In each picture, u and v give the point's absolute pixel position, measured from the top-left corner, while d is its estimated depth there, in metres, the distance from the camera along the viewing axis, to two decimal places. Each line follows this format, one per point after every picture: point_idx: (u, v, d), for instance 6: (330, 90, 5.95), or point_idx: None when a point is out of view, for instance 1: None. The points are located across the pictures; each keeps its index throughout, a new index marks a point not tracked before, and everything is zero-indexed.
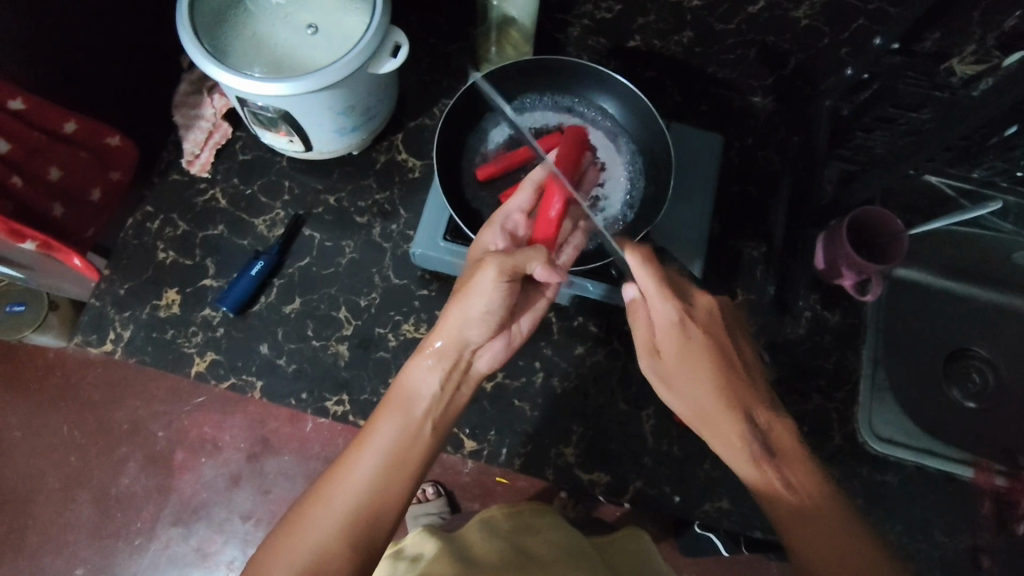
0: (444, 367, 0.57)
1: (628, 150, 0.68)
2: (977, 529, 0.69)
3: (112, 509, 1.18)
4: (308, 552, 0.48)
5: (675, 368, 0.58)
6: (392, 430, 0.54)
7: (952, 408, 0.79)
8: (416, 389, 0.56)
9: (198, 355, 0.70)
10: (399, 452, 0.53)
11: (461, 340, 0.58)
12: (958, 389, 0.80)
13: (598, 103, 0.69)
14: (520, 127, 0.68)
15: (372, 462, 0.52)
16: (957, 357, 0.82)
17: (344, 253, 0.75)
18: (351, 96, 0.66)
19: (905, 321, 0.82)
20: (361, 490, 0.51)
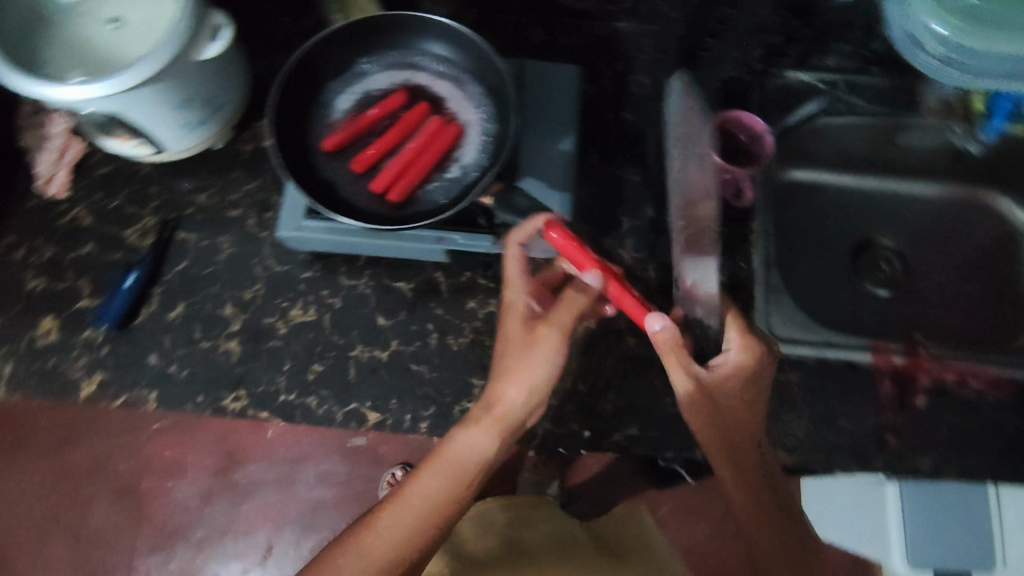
0: (499, 427, 0.59)
1: (478, 96, 0.67)
2: (880, 410, 0.70)
3: (83, 548, 1.20)
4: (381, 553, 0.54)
5: (711, 412, 0.62)
6: (439, 480, 0.57)
7: (861, 299, 0.80)
8: (471, 448, 0.58)
9: (86, 377, 0.69)
10: (447, 502, 0.56)
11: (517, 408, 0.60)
12: (869, 280, 0.81)
13: (439, 54, 0.67)
14: (366, 91, 0.67)
15: (404, 516, 0.55)
16: (865, 249, 0.83)
17: (222, 249, 0.73)
18: (182, 87, 0.64)
19: (803, 224, 0.83)
20: (419, 507, 0.56)
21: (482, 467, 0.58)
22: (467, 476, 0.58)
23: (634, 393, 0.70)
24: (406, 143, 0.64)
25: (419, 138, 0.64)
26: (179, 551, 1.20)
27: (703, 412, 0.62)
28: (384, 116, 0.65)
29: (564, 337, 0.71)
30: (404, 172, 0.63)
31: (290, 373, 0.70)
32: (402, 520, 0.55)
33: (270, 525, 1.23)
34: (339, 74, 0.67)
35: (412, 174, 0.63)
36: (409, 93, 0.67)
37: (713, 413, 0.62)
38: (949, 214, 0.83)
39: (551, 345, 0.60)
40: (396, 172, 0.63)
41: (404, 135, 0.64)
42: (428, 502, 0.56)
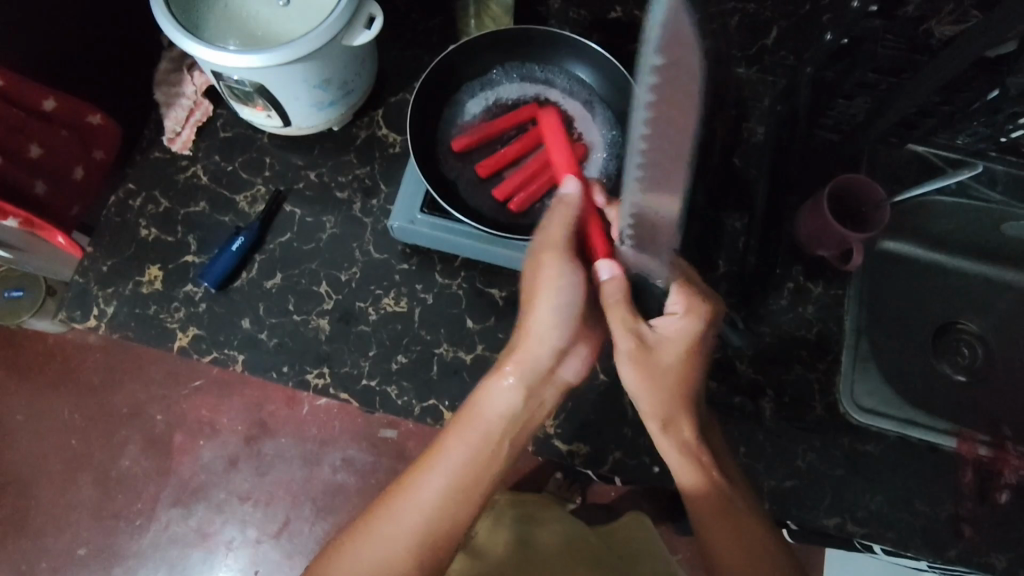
0: (524, 383, 0.55)
1: (606, 120, 0.68)
2: (958, 498, 0.68)
3: (113, 490, 1.23)
4: (401, 537, 0.52)
5: (654, 372, 0.57)
6: (464, 449, 0.54)
7: (939, 381, 0.79)
8: (492, 409, 0.55)
9: (181, 330, 0.71)
10: (473, 471, 0.54)
11: (544, 349, 0.55)
12: (948, 363, 0.80)
13: (575, 73, 0.69)
14: (497, 99, 0.69)
15: (436, 486, 0.53)
16: (949, 330, 0.82)
17: (325, 228, 0.75)
18: (326, 68, 0.66)
19: (893, 294, 0.82)
20: (440, 491, 0.53)
21: (506, 424, 0.55)
22: (495, 440, 0.55)
23: None
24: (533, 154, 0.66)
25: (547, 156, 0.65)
26: (202, 508, 1.22)
27: (649, 371, 0.57)
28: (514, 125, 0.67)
29: None
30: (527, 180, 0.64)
31: (374, 359, 0.70)
32: (435, 500, 0.53)
33: (290, 500, 1.23)
34: (474, 78, 0.69)
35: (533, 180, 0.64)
36: (540, 107, 0.68)
37: (652, 369, 0.57)
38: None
39: (556, 264, 0.55)
40: (519, 182, 0.64)
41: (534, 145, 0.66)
42: (449, 479, 0.53)
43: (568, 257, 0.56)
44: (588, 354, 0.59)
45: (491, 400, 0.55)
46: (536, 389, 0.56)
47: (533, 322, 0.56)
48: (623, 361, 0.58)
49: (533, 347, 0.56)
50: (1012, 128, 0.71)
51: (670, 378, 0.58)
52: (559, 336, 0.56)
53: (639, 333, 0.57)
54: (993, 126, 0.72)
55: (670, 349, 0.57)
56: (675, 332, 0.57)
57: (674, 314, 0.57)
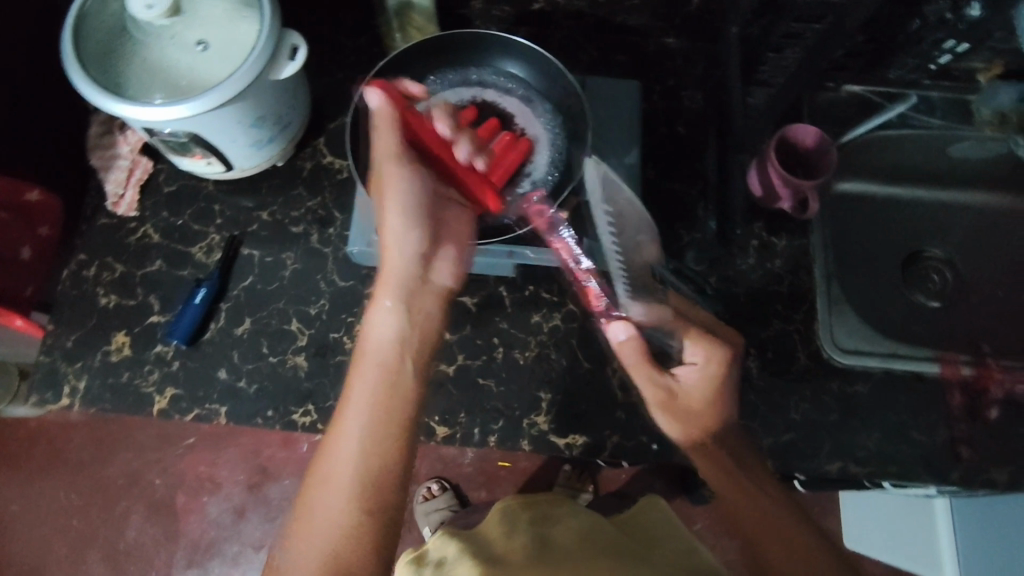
0: (402, 300, 0.58)
1: (545, 111, 0.69)
2: (951, 421, 0.69)
3: (123, 563, 1.21)
4: (340, 491, 0.51)
5: (683, 413, 0.59)
6: (368, 383, 0.55)
7: (915, 310, 0.80)
8: (380, 334, 0.57)
9: (158, 393, 0.69)
10: (382, 400, 0.54)
11: (405, 261, 0.59)
12: (921, 292, 0.81)
13: (508, 70, 0.69)
14: (436, 108, 0.69)
15: (354, 432, 0.53)
16: (916, 260, 0.83)
17: (287, 265, 0.74)
18: (258, 106, 0.65)
19: (857, 234, 0.83)
20: (359, 430, 0.53)
21: (397, 344, 0.57)
22: (388, 365, 0.56)
23: None
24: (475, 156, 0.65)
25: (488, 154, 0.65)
26: (217, 565, 1.20)
27: (680, 415, 0.59)
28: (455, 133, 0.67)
29: None
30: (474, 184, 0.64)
31: None
32: (354, 445, 0.53)
33: None
34: None
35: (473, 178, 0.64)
36: (478, 109, 0.68)
37: (681, 414, 0.59)
38: (997, 224, 0.83)
39: (391, 176, 0.58)
40: None
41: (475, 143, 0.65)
42: (364, 417, 0.54)
43: (402, 161, 0.58)
44: (460, 253, 0.62)
45: (378, 329, 0.57)
46: (412, 299, 0.59)
47: (388, 239, 0.59)
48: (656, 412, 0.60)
49: (395, 266, 0.59)
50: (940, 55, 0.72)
51: (702, 417, 0.59)
52: (413, 252, 0.60)
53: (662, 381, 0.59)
54: (921, 55, 0.74)
55: (694, 390, 0.58)
56: (693, 372, 0.58)
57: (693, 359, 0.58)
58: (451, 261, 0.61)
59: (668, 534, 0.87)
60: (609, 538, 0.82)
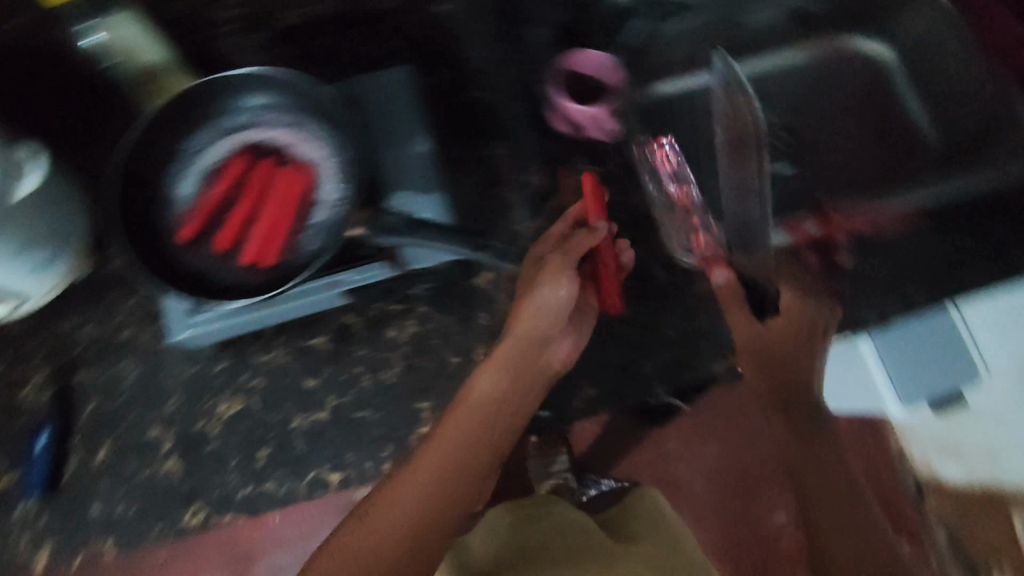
0: (525, 357, 0.61)
1: (319, 130, 0.63)
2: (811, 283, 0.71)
3: None
4: (398, 512, 0.53)
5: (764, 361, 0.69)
6: (468, 421, 0.58)
7: (766, 179, 0.80)
8: (492, 391, 0.60)
9: (36, 551, 0.66)
10: (471, 443, 0.57)
11: (540, 334, 0.62)
12: (767, 158, 0.81)
13: (263, 102, 0.63)
14: (203, 168, 0.63)
15: (452, 438, 0.57)
16: None
17: (124, 375, 0.69)
18: (14, 232, 0.59)
19: (686, 126, 0.82)
20: (450, 453, 0.56)
21: (497, 403, 0.59)
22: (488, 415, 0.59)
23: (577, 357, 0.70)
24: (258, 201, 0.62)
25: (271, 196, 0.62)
26: None
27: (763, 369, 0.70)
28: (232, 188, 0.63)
29: (493, 329, 0.69)
30: (265, 229, 0.61)
31: (238, 468, 0.68)
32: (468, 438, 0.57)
33: None
34: (168, 160, 0.62)
35: (263, 223, 0.61)
36: (248, 155, 0.63)
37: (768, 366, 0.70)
38: (823, 72, 0.85)
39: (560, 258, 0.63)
40: (263, 238, 0.61)
41: (256, 192, 0.62)
42: (455, 441, 0.56)
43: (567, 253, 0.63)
44: (570, 341, 0.65)
45: (501, 366, 0.60)
46: (519, 376, 0.61)
47: (523, 324, 0.62)
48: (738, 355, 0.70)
49: (510, 347, 0.61)
50: None
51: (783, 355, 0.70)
52: (574, 301, 0.62)
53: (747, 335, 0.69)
54: None
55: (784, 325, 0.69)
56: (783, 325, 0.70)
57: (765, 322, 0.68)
58: (569, 346, 0.65)
59: (666, 527, 0.85)
60: (604, 540, 0.78)
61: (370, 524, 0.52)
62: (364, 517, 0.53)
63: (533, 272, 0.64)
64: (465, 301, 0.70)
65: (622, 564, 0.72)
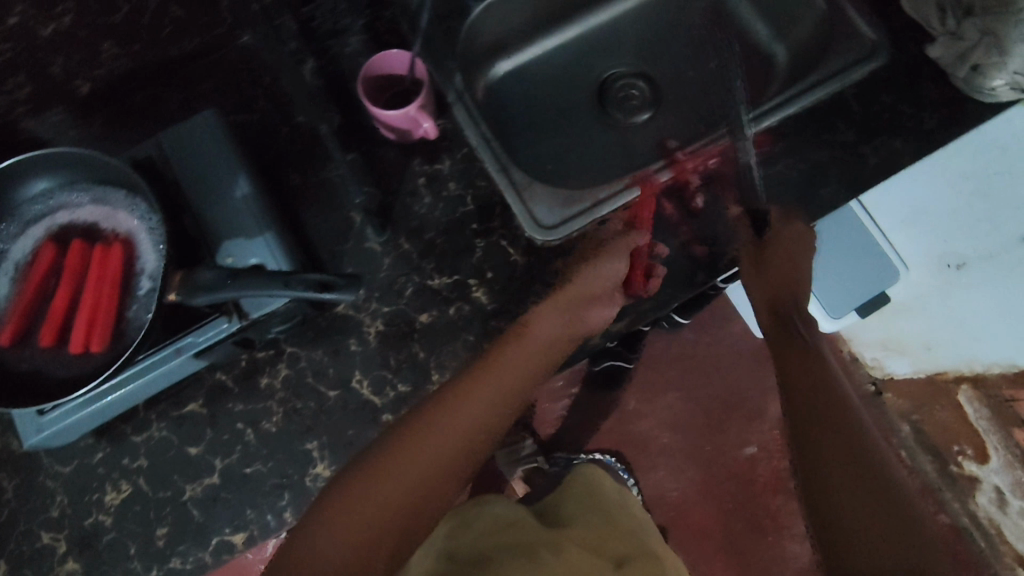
0: (571, 319, 0.65)
1: (124, 198, 0.61)
2: (673, 229, 0.70)
3: None
4: (452, 446, 0.52)
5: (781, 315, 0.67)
6: (512, 374, 0.60)
7: (625, 131, 0.85)
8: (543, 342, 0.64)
9: None
10: (505, 406, 0.58)
11: (587, 304, 0.65)
12: (624, 112, 0.85)
13: (62, 184, 0.61)
14: (15, 266, 0.61)
15: (493, 396, 0.57)
16: (604, 87, 0.87)
17: (4, 487, 0.67)
18: None
19: (540, 99, 0.86)
20: (492, 411, 0.57)
21: (535, 365, 0.63)
22: (521, 392, 0.60)
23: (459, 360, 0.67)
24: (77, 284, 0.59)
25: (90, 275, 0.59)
26: None
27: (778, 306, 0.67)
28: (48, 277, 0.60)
29: (365, 352, 0.68)
30: (88, 310, 0.58)
31: (139, 553, 0.66)
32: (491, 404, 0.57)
33: None
34: None
35: (86, 304, 0.58)
36: (58, 241, 0.61)
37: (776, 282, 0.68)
38: (654, 15, 0.88)
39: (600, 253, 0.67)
40: (88, 318, 0.58)
41: (73, 275, 0.59)
42: (499, 393, 0.58)
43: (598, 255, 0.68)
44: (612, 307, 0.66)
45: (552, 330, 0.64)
46: (556, 342, 0.64)
47: (586, 272, 0.66)
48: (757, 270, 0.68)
49: (551, 315, 0.65)
50: None
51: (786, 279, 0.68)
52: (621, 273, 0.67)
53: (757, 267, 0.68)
54: None
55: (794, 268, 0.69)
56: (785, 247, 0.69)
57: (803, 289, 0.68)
58: (607, 314, 0.66)
59: (609, 505, 0.82)
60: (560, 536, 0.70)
61: (418, 452, 0.50)
62: (407, 444, 0.51)
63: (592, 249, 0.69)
64: (331, 331, 0.68)
65: (571, 549, 0.66)
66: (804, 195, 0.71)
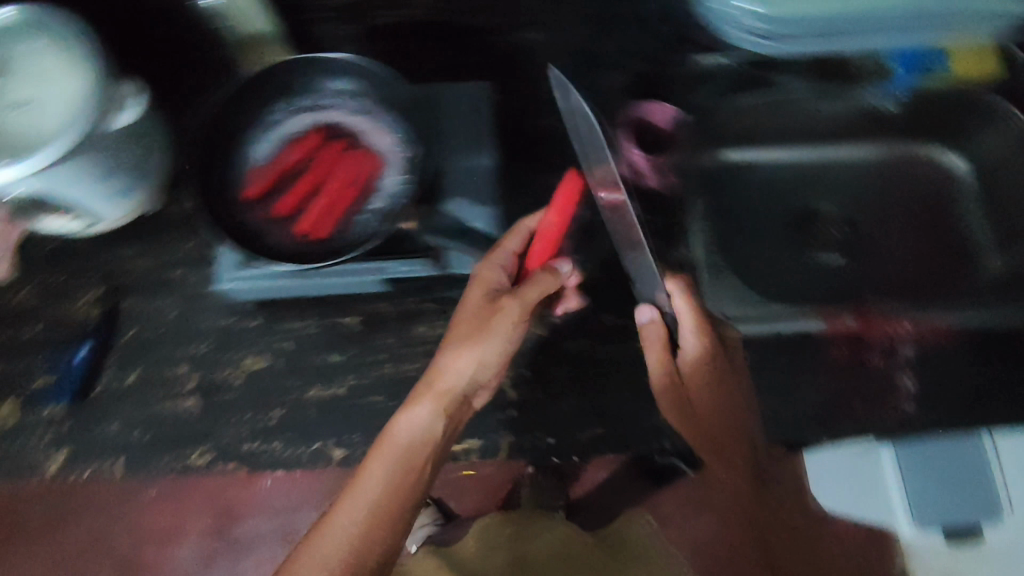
0: (444, 400, 0.60)
1: (391, 123, 0.66)
2: (838, 376, 0.71)
3: None
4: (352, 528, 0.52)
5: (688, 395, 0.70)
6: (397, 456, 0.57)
7: (812, 270, 0.80)
8: (444, 417, 0.61)
9: (52, 455, 0.70)
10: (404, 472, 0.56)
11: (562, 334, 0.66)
12: (819, 249, 0.81)
13: (343, 87, 0.67)
14: (280, 137, 0.67)
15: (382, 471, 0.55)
16: (811, 219, 0.84)
17: (166, 311, 0.73)
18: (99, 160, 0.63)
19: (748, 200, 0.83)
20: (381, 491, 0.54)
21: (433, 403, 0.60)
22: (458, 401, 0.61)
23: (595, 395, 0.70)
24: (326, 178, 0.66)
25: (337, 177, 0.66)
26: None
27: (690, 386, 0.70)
28: (304, 162, 0.67)
29: (519, 347, 0.72)
30: (325, 205, 0.65)
31: (251, 421, 0.71)
32: (393, 480, 0.55)
33: None
34: (249, 124, 0.67)
35: (327, 199, 0.65)
36: (323, 133, 0.67)
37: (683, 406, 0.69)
38: (876, 169, 0.84)
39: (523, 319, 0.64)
40: (321, 211, 0.65)
41: (325, 171, 0.66)
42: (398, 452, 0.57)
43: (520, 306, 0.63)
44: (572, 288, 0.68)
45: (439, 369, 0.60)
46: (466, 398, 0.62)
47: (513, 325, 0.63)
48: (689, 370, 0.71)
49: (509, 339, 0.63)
50: None
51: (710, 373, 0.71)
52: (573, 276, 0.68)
53: (706, 342, 0.71)
54: None
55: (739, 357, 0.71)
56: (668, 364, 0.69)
57: (689, 346, 0.71)
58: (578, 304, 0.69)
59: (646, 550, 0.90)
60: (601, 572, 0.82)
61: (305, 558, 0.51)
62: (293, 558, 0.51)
63: (489, 306, 0.62)
64: None
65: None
66: (972, 415, 0.70)
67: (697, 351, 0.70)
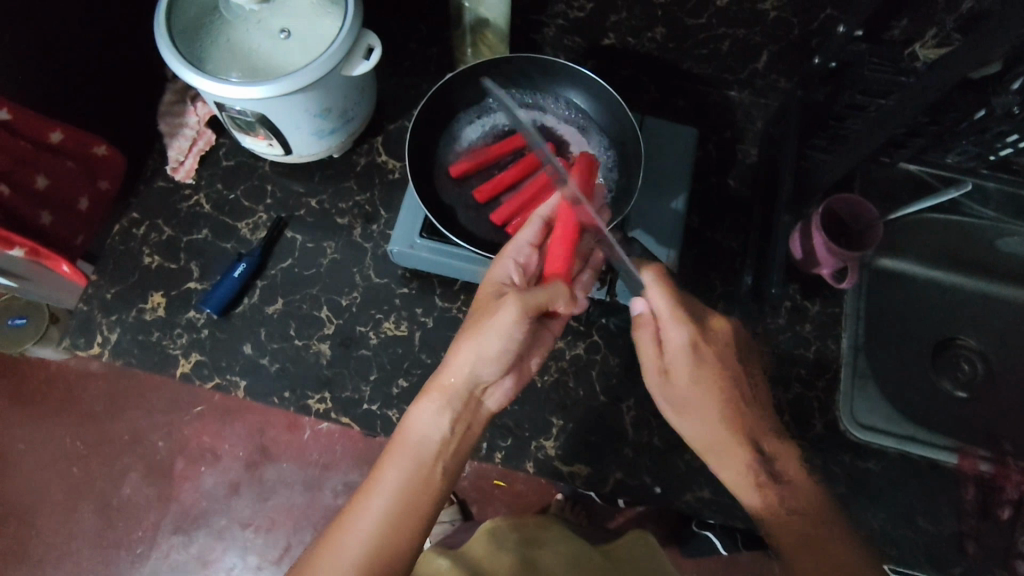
0: (454, 409, 0.55)
1: (601, 143, 0.71)
2: (962, 516, 0.68)
3: (110, 521, 1.05)
4: (380, 510, 0.51)
5: (680, 401, 0.55)
6: (406, 460, 0.53)
7: (936, 398, 0.78)
8: (424, 433, 0.54)
9: (183, 357, 0.71)
10: (416, 481, 0.53)
11: (475, 379, 0.55)
12: (948, 379, 0.79)
13: (568, 99, 0.72)
14: (493, 125, 0.71)
15: (395, 479, 0.52)
16: (945, 345, 0.81)
17: (326, 254, 0.76)
18: (325, 98, 0.67)
19: (892, 311, 0.82)
20: (394, 490, 0.52)
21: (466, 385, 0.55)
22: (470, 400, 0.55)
23: None
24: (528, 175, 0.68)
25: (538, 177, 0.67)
26: (201, 536, 1.03)
27: (696, 371, 0.54)
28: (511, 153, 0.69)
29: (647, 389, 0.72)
30: (520, 201, 0.66)
31: (374, 383, 0.71)
32: (405, 474, 0.53)
33: (291, 525, 1.04)
34: (469, 105, 0.71)
35: (523, 195, 0.66)
36: (536, 132, 0.70)
37: (679, 403, 0.56)
38: None
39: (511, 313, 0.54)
40: (516, 208, 0.66)
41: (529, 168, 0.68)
42: (413, 458, 0.53)
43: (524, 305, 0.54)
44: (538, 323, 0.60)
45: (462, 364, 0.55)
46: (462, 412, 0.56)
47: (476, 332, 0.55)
48: (684, 377, 0.55)
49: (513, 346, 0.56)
50: (1002, 148, 0.70)
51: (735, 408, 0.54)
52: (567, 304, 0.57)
53: (694, 328, 0.54)
54: (983, 145, 0.72)
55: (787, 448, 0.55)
56: (691, 380, 0.54)
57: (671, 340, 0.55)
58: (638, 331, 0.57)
59: None
60: None
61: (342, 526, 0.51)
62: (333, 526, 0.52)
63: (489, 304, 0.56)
64: (635, 351, 0.73)
65: None
66: None
67: (676, 338, 0.55)
